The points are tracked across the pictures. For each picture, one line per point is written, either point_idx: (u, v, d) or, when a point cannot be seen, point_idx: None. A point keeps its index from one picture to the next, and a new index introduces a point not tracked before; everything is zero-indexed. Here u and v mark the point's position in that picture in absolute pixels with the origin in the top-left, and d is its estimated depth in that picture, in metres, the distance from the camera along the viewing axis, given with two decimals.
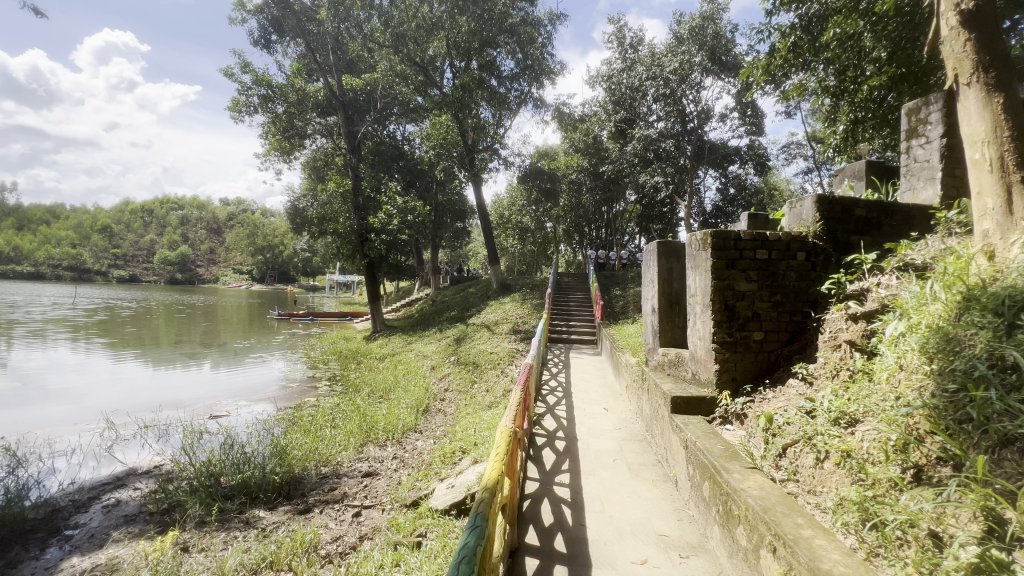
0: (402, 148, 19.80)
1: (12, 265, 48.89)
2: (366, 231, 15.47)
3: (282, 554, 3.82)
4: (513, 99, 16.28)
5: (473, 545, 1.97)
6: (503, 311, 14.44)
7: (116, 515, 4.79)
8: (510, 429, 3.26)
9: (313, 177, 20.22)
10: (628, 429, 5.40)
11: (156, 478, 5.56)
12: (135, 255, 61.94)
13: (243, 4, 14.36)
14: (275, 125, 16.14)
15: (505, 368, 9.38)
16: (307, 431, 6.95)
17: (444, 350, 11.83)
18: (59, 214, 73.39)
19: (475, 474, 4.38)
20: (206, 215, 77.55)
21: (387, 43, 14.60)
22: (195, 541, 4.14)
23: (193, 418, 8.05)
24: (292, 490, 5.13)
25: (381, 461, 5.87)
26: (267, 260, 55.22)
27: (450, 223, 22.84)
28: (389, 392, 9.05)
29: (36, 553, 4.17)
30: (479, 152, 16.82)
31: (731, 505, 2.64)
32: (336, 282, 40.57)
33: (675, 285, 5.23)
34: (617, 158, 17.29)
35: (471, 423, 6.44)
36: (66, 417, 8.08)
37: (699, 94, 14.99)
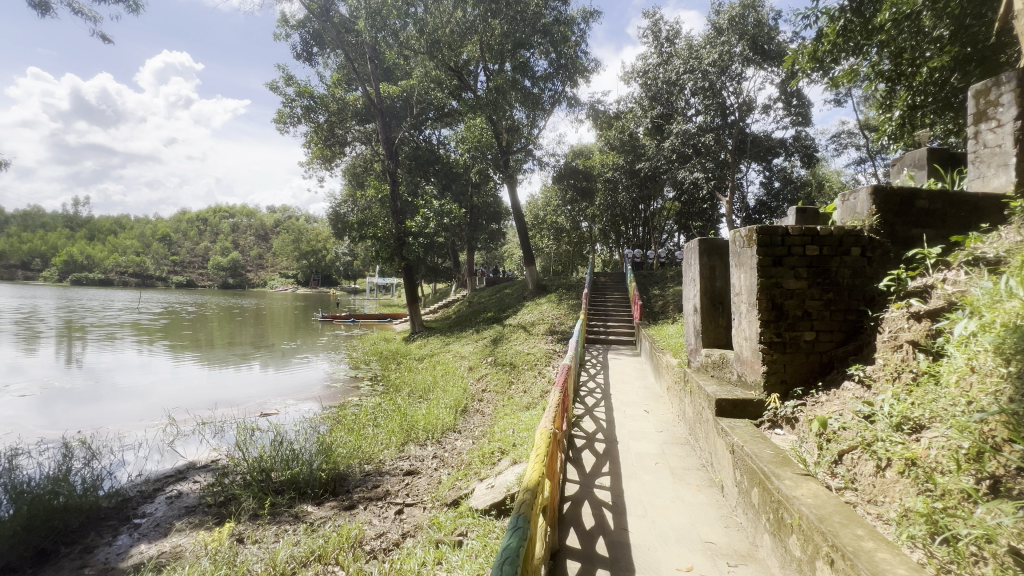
0: (437, 152, 20.12)
1: (85, 272, 53.53)
2: (404, 234, 15.88)
3: (330, 548, 3.95)
4: (547, 99, 16.18)
5: (516, 546, 1.98)
6: (540, 312, 14.47)
7: (178, 506, 5.10)
8: (550, 430, 3.25)
9: (353, 183, 20.84)
10: (670, 431, 5.27)
11: (213, 472, 5.89)
12: (191, 261, 65.99)
13: (287, 20, 14.97)
14: (317, 134, 16.79)
15: (542, 369, 9.35)
16: (351, 429, 7.17)
17: (481, 350, 11.98)
18: (125, 224, 79.13)
19: (515, 475, 4.39)
20: (255, 222, 81.70)
21: (422, 49, 14.73)
22: (249, 533, 4.35)
23: (246, 416, 8.46)
24: (338, 486, 5.31)
25: (421, 460, 5.99)
26: (311, 264, 57.68)
27: (486, 225, 23.01)
28: (428, 392, 9.23)
29: (109, 540, 4.50)
30: (514, 153, 16.87)
31: (783, 514, 2.53)
32: (376, 285, 41.86)
33: (718, 283, 5.05)
34: (654, 155, 16.97)
35: (509, 424, 6.47)
36: (134, 413, 8.68)
37: (740, 85, 14.44)
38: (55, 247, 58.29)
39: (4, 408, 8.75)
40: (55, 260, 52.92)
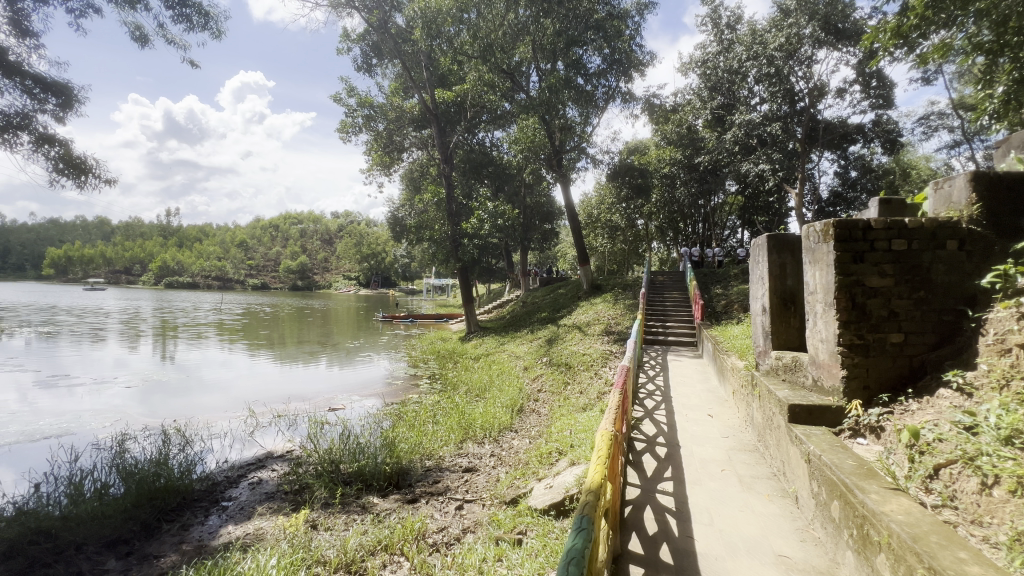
0: (491, 155, 20.33)
1: (176, 276, 59.23)
2: (459, 236, 16.28)
3: (395, 539, 4.12)
4: (600, 95, 15.91)
5: (581, 547, 1.97)
6: (595, 312, 14.26)
7: (259, 492, 5.53)
8: (611, 432, 3.22)
9: (410, 187, 21.54)
10: (736, 437, 5.03)
11: (288, 462, 6.32)
12: (265, 265, 71.01)
13: (349, 35, 15.74)
14: (377, 141, 17.60)
15: (598, 370, 9.20)
16: (412, 425, 7.44)
17: (536, 351, 12.00)
18: (208, 232, 86.52)
19: (574, 476, 4.36)
20: (321, 227, 86.56)
21: (475, 54, 14.91)
22: (322, 521, 4.62)
23: (315, 410, 8.99)
24: (401, 480, 5.53)
25: (479, 457, 6.11)
26: (371, 267, 60.36)
27: (540, 225, 23.01)
28: (484, 391, 9.37)
29: (202, 519, 4.96)
30: (566, 152, 16.71)
31: (869, 530, 2.34)
32: (433, 286, 43.06)
33: (789, 282, 4.75)
34: (715, 147, 16.30)
35: (566, 424, 6.43)
36: (219, 405, 9.47)
37: (811, 69, 13.45)
38: (151, 254, 64.85)
39: (113, 398, 9.86)
40: (152, 266, 59.11)
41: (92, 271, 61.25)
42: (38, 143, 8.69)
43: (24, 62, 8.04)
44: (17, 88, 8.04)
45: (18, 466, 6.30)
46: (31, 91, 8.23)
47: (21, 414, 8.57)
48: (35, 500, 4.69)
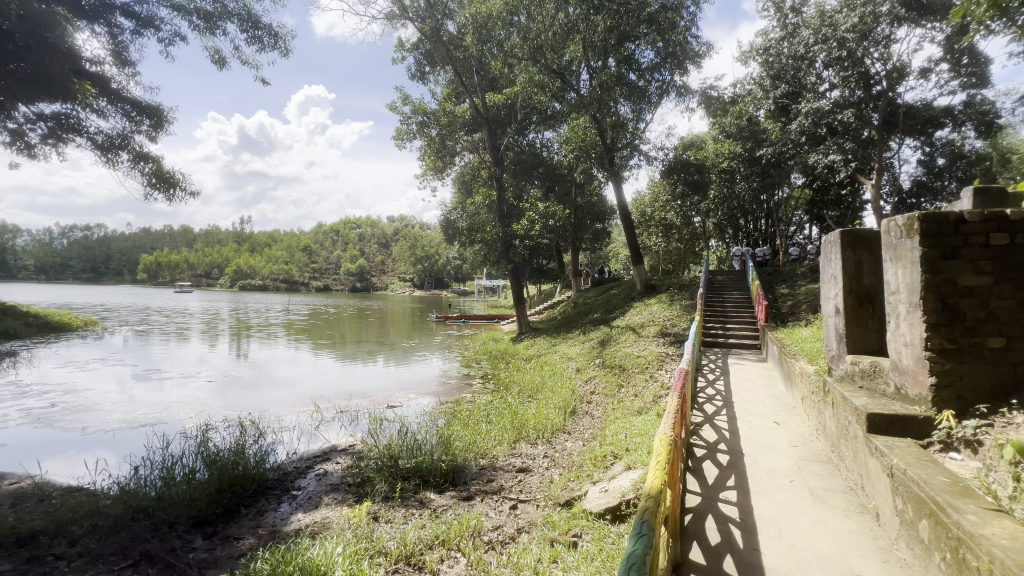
0: (541, 155, 20.33)
1: (250, 280, 64.01)
2: (510, 238, 16.37)
3: (452, 535, 4.22)
4: (653, 90, 15.47)
5: (641, 553, 1.94)
6: (650, 313, 13.86)
7: (326, 482, 5.86)
8: (670, 437, 3.13)
9: (462, 191, 21.94)
10: (807, 447, 4.72)
11: (350, 455, 6.64)
12: (328, 267, 75.01)
13: (403, 44, 16.31)
14: (430, 146, 18.30)
15: (653, 373, 8.94)
16: (466, 424, 7.59)
17: (588, 352, 11.86)
18: (277, 238, 92.72)
19: (630, 481, 4.28)
20: (378, 231, 90.17)
21: (525, 56, 14.58)
22: (383, 513, 4.81)
23: (375, 407, 9.39)
24: (456, 477, 5.65)
25: (532, 458, 6.13)
26: (425, 268, 62.26)
27: (591, 225, 22.70)
28: (537, 392, 9.40)
29: (275, 506, 5.32)
30: (619, 150, 16.30)
31: (965, 554, 2.13)
32: (484, 287, 43.71)
33: (867, 281, 4.39)
34: (778, 139, 15.42)
35: (621, 428, 6.31)
36: (288, 400, 10.10)
37: (890, 49, 12.28)
38: (228, 259, 70.38)
39: (197, 391, 10.79)
40: (230, 270, 64.50)
41: (179, 275, 67.57)
42: (135, 161, 9.68)
43: (124, 88, 9.00)
44: (117, 112, 9.02)
45: (119, 450, 7.04)
46: (129, 114, 9.20)
47: (121, 403, 9.57)
48: (134, 481, 5.23)
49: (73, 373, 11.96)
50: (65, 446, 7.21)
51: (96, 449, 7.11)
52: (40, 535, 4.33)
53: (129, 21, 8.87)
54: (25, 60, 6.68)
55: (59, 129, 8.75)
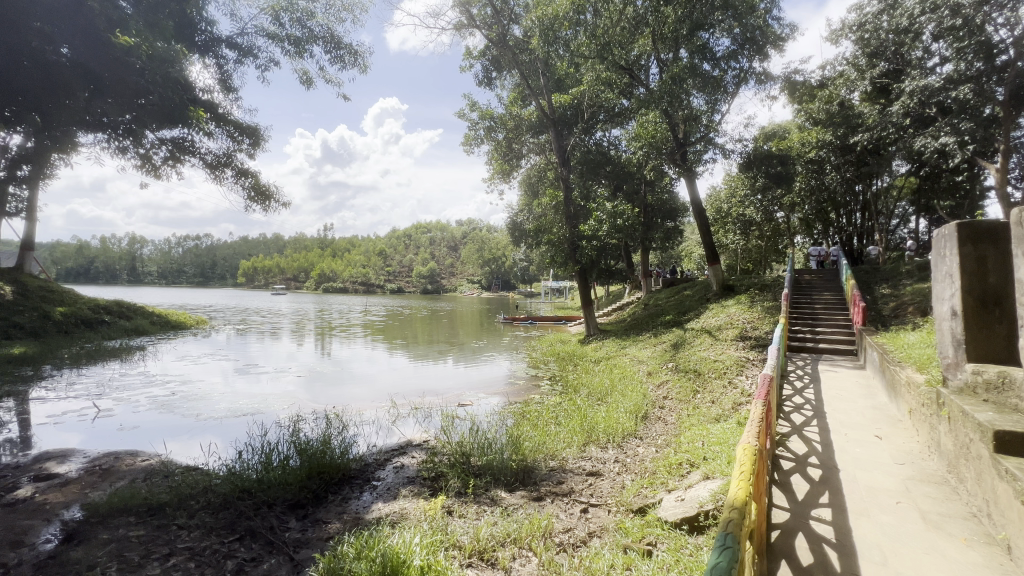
0: (609, 154, 19.98)
1: (332, 283, 68.96)
2: (577, 238, 16.20)
3: (523, 534, 4.26)
4: (729, 80, 14.63)
5: (725, 566, 1.86)
6: (728, 315, 13.10)
7: (403, 475, 6.16)
8: (753, 447, 2.95)
9: (528, 193, 22.11)
10: (917, 466, 4.22)
11: (424, 450, 6.94)
12: (401, 270, 78.85)
13: (470, 53, 16.78)
14: (497, 150, 18.73)
15: (732, 379, 8.43)
16: (535, 425, 7.63)
17: (661, 356, 11.44)
18: (356, 243, 99.14)
19: (709, 491, 4.09)
20: (447, 235, 93.27)
21: (593, 54, 14.20)
22: (456, 508, 4.96)
23: (446, 405, 9.72)
24: (526, 477, 5.69)
25: (603, 462, 6.04)
26: (493, 270, 63.55)
27: (662, 223, 21.86)
28: (606, 395, 9.23)
29: (357, 494, 5.68)
30: (691, 144, 15.58)
31: None
32: (551, 289, 43.74)
33: (991, 280, 3.85)
34: (877, 123, 13.98)
35: (697, 435, 6.03)
36: (367, 396, 10.74)
37: (1017, 13, 10.60)
38: (313, 263, 76.28)
39: (288, 385, 11.79)
40: (315, 274, 70.43)
41: (273, 279, 74.35)
42: (237, 176, 10.80)
43: (229, 113, 10.08)
44: (224, 134, 10.09)
45: (226, 436, 7.89)
46: (233, 135, 10.27)
47: (226, 394, 10.69)
48: (239, 464, 5.83)
49: (188, 366, 13.55)
50: (183, 430, 8.20)
51: (208, 433, 8.01)
52: (167, 506, 4.96)
53: (233, 52, 9.91)
54: (154, 94, 7.66)
55: (177, 151, 9.98)
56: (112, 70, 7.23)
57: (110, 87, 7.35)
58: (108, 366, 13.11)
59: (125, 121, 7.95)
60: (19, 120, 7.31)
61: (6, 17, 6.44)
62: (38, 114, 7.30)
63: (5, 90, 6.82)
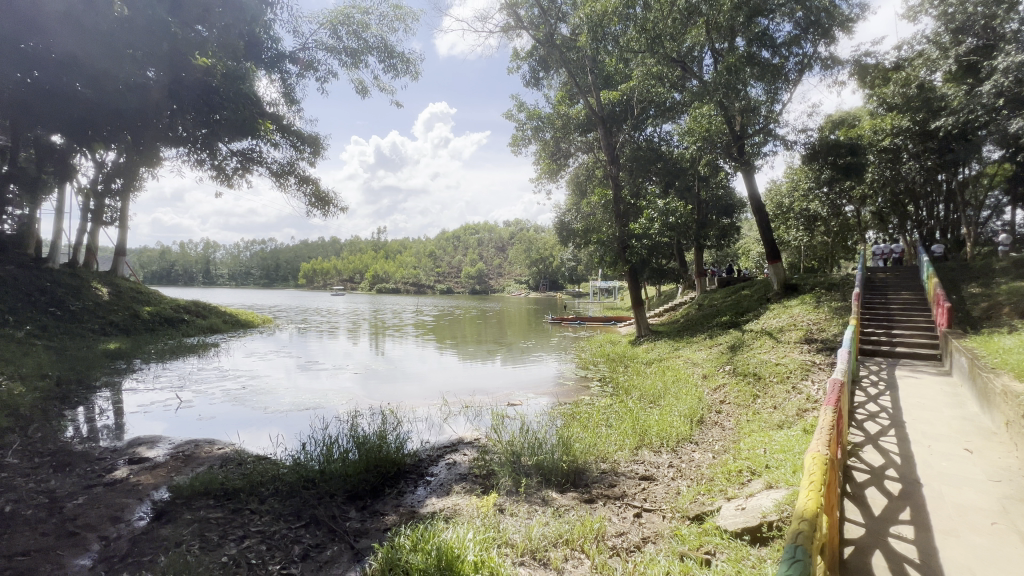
0: (660, 150, 19.44)
1: (386, 284, 71.59)
2: (627, 237, 15.85)
3: (575, 535, 4.24)
4: (791, 67, 13.80)
5: None
6: (791, 316, 12.38)
7: (455, 472, 6.28)
8: (824, 456, 2.77)
9: (576, 192, 21.91)
10: (1016, 484, 3.81)
11: (476, 448, 7.05)
12: (450, 271, 80.51)
13: (518, 54, 16.88)
14: (545, 149, 18.74)
15: (796, 383, 7.95)
16: (586, 426, 7.55)
17: (717, 358, 11.00)
18: (407, 245, 102.29)
19: (773, 501, 3.89)
20: (495, 236, 94.25)
21: (643, 48, 13.96)
22: (508, 506, 5.01)
23: (496, 404, 9.82)
24: (577, 479, 5.65)
25: (656, 466, 5.89)
26: (540, 270, 63.61)
27: (718, 220, 20.99)
28: (659, 397, 8.98)
29: (412, 489, 5.86)
30: (749, 137, 14.82)
31: None
32: (599, 289, 43.15)
33: None
34: (963, 105, 12.58)
35: (758, 442, 5.74)
36: (419, 393, 11.05)
37: None
38: (367, 265, 79.51)
39: (346, 381, 12.33)
40: (369, 275, 73.58)
41: (331, 280, 78.18)
42: (300, 183, 11.45)
43: (292, 124, 10.71)
44: (287, 144, 10.73)
45: (291, 428, 8.38)
46: (296, 145, 10.89)
47: (290, 389, 11.35)
48: (303, 455, 6.17)
49: (256, 362, 14.52)
50: (253, 422, 8.78)
51: (274, 426, 8.53)
52: (241, 492, 5.34)
53: (296, 66, 10.53)
54: (227, 110, 8.37)
55: (247, 161, 10.71)
56: (190, 90, 7.96)
57: (189, 105, 8.08)
58: (188, 361, 14.28)
59: (199, 135, 8.82)
60: (114, 138, 8.42)
61: (106, 46, 6.96)
62: (129, 135, 8.35)
63: (102, 112, 7.78)
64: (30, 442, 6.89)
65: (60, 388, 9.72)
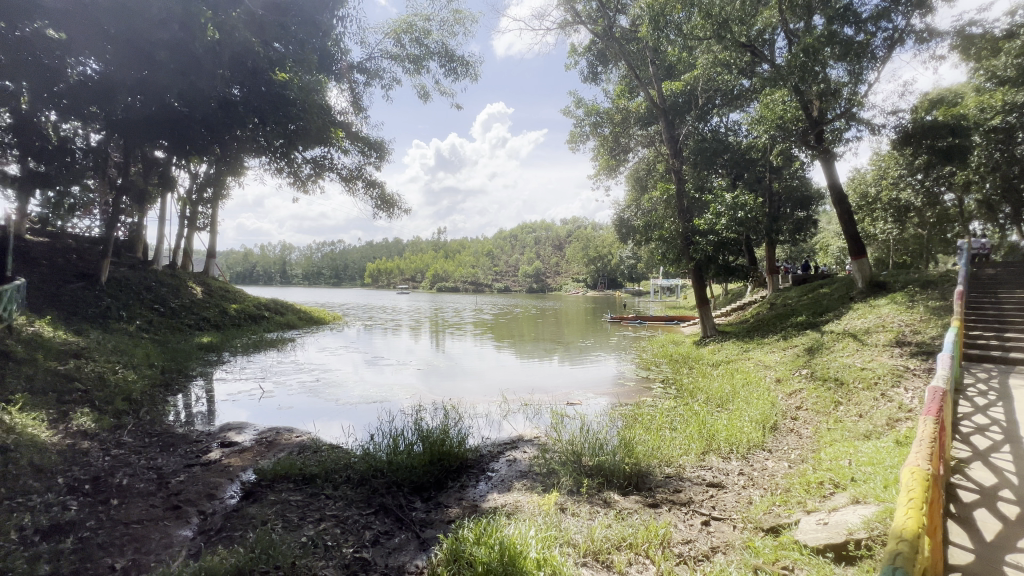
0: (726, 141, 18.46)
1: (445, 283, 73.73)
2: (692, 233, 15.20)
3: (639, 540, 4.13)
4: (879, 43, 12.58)
5: None
6: (879, 316, 11.30)
7: (516, 469, 6.34)
8: (926, 471, 2.50)
9: (636, 188, 21.35)
10: None
11: (535, 446, 7.08)
12: (507, 270, 81.30)
13: (576, 49, 16.72)
14: (604, 145, 18.45)
15: (886, 390, 7.24)
16: (649, 428, 7.34)
17: (793, 361, 10.28)
18: (465, 245, 104.64)
19: (861, 518, 3.60)
20: (552, 234, 94.03)
21: (709, 35, 13.31)
22: (570, 506, 4.96)
23: (556, 403, 9.79)
24: (640, 482, 5.50)
25: (725, 473, 5.60)
26: (598, 269, 62.83)
27: (792, 213, 19.63)
28: (727, 401, 8.53)
29: (474, 483, 5.98)
30: (829, 122, 13.68)
31: None
32: (661, 287, 41.82)
33: None
34: None
35: (842, 453, 5.29)
36: (479, 390, 11.25)
37: None
38: (428, 264, 82.17)
39: (409, 377, 12.81)
40: (430, 274, 76.15)
41: (394, 279, 81.69)
42: (367, 187, 12.03)
43: (360, 131, 11.28)
44: (356, 151, 11.33)
45: (360, 420, 8.84)
46: (363, 150, 11.44)
47: (359, 383, 11.97)
48: (372, 446, 6.49)
49: (327, 357, 15.46)
50: (326, 413, 9.36)
51: (346, 417, 9.04)
52: (317, 477, 5.73)
53: (363, 75, 11.08)
54: (302, 119, 8.73)
55: (320, 168, 11.43)
56: (270, 104, 8.46)
57: (270, 117, 8.53)
58: (269, 354, 15.49)
59: (278, 144, 9.29)
60: (206, 152, 9.08)
61: (197, 67, 7.61)
62: (218, 148, 9.01)
63: (196, 127, 8.54)
64: (142, 423, 7.78)
65: (164, 376, 10.91)
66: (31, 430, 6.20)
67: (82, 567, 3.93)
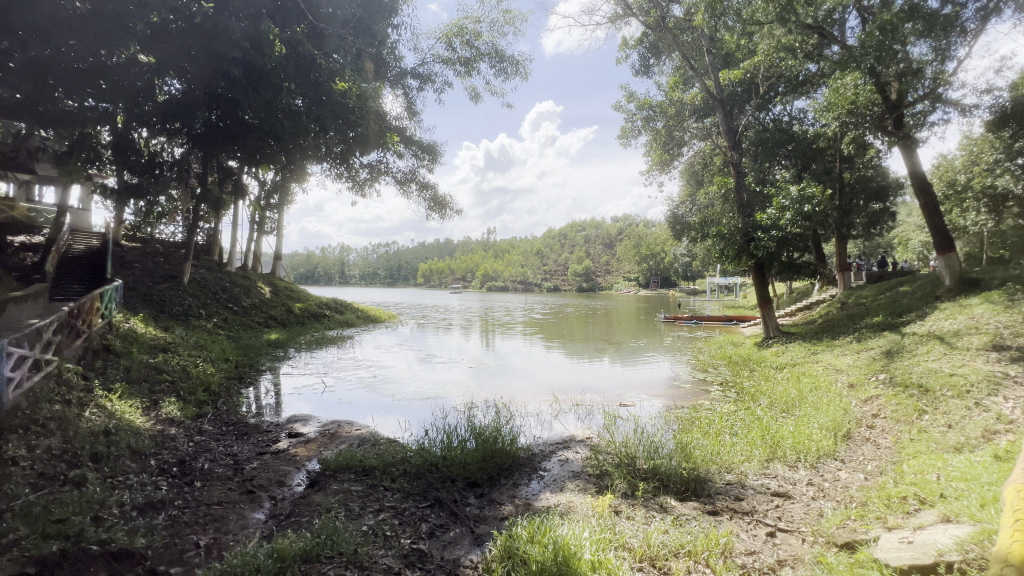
0: (791, 130, 17.38)
1: (495, 283, 74.63)
2: (752, 229, 14.45)
3: (699, 548, 3.98)
4: (969, 15, 11.35)
5: None
6: (970, 317, 10.23)
7: (568, 469, 6.29)
8: None
9: (691, 182, 20.57)
10: None
11: (587, 447, 6.99)
12: (557, 269, 80.95)
13: (627, 43, 16.35)
14: (657, 139, 17.92)
15: (980, 399, 6.54)
16: (707, 432, 7.05)
17: (868, 365, 9.52)
18: (514, 244, 105.25)
19: (952, 539, 3.28)
20: (602, 232, 92.59)
21: (771, 18, 12.57)
22: (624, 509, 4.85)
23: (608, 403, 9.63)
24: (698, 488, 5.29)
25: (792, 483, 5.28)
26: (650, 267, 61.33)
27: (866, 205, 18.18)
28: (793, 407, 8.04)
29: (526, 482, 5.99)
30: (910, 106, 12.53)
31: None
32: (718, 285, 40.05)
33: None
34: None
35: (929, 467, 4.83)
36: (529, 389, 11.26)
37: None
38: (478, 264, 83.44)
39: (461, 375, 13.03)
40: (480, 274, 77.36)
41: (445, 279, 83.66)
42: (420, 190, 12.38)
43: (414, 136, 11.63)
44: (410, 154, 11.69)
45: (414, 415, 9.11)
46: (417, 154, 11.79)
47: (413, 379, 12.33)
48: (427, 440, 6.67)
49: (383, 354, 16.04)
50: (383, 407, 9.72)
51: (401, 412, 9.35)
52: (377, 469, 5.96)
53: (416, 80, 11.40)
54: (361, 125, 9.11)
55: (377, 172, 11.90)
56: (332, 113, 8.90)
57: (331, 124, 8.98)
58: (330, 350, 16.32)
59: (338, 151, 9.74)
60: (274, 161, 9.70)
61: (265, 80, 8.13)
62: (284, 156, 9.59)
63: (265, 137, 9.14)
64: (220, 412, 8.45)
65: (239, 369, 11.78)
66: (128, 416, 6.89)
67: (171, 541, 4.32)
